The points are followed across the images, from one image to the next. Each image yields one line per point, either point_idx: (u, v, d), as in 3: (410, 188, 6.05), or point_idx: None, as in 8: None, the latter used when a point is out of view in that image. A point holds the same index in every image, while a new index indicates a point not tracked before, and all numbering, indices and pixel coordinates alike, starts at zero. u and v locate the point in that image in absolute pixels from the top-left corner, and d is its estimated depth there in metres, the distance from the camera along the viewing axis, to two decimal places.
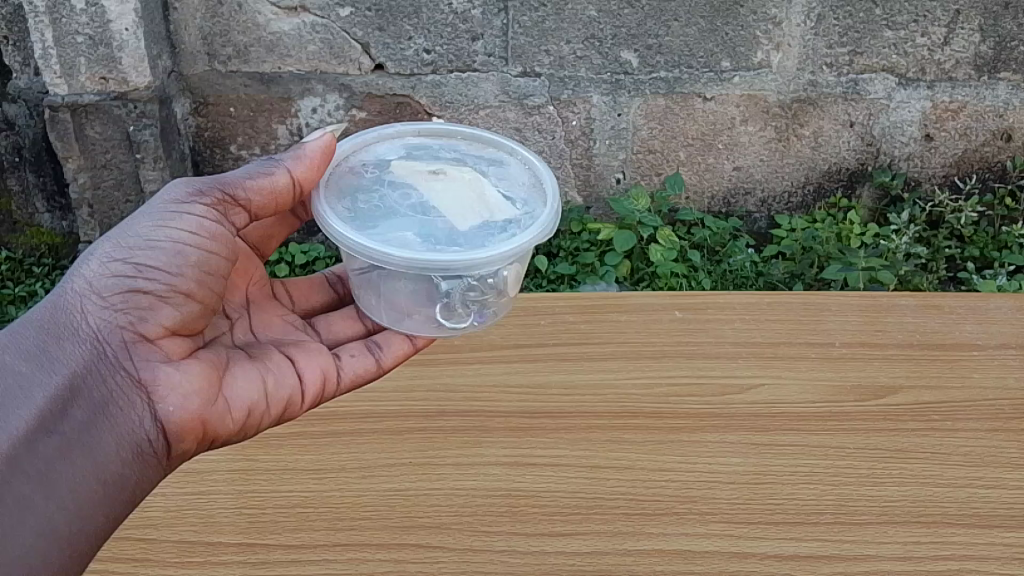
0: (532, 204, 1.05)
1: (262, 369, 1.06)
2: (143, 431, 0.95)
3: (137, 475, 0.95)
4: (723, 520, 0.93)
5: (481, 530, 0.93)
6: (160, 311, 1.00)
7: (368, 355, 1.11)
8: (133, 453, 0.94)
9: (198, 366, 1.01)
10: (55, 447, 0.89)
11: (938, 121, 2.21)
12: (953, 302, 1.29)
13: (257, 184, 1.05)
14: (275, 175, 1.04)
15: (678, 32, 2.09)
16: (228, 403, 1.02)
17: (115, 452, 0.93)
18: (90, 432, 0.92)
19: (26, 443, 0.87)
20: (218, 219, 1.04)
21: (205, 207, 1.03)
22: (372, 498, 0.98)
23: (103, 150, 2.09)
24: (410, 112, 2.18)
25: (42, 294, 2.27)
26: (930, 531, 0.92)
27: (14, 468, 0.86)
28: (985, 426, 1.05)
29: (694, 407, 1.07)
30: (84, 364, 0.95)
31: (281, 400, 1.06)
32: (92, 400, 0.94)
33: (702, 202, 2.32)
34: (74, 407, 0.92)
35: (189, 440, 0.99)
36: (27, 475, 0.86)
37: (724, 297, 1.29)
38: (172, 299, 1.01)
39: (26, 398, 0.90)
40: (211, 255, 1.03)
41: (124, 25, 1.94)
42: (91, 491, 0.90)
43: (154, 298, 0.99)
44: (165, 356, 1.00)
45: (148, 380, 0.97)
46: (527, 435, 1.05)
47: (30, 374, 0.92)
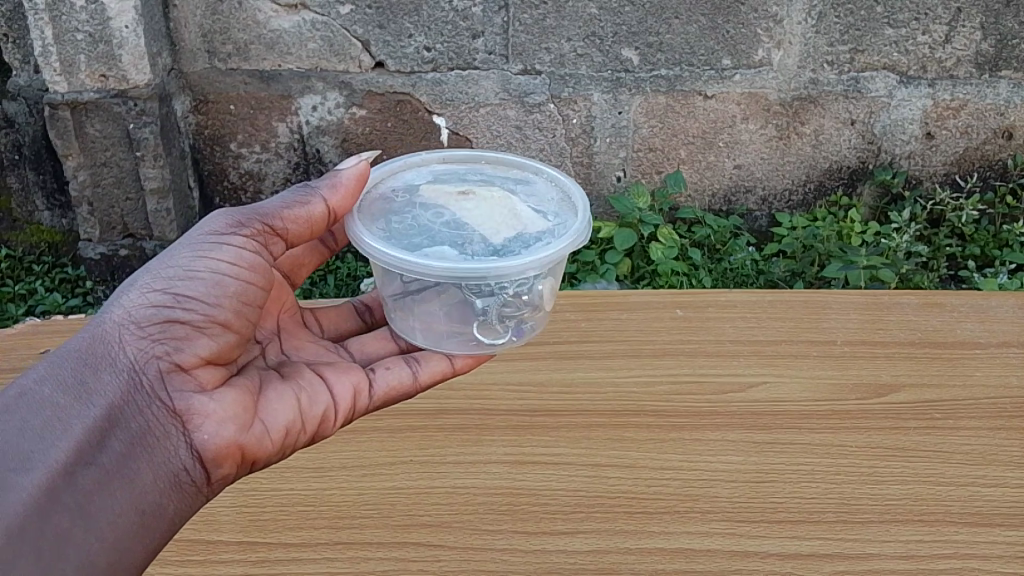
0: (563, 216, 1.04)
1: (295, 389, 1.01)
2: (181, 460, 0.89)
3: (174, 506, 0.88)
4: (724, 519, 0.92)
5: (481, 529, 0.93)
6: (198, 335, 0.94)
7: (403, 367, 1.05)
8: (170, 483, 0.88)
9: (235, 394, 0.95)
10: (92, 479, 0.83)
11: (940, 119, 2.21)
12: (954, 301, 1.29)
13: (294, 212, 1.02)
14: (312, 203, 1.01)
15: (679, 30, 2.08)
16: (265, 426, 0.96)
17: (152, 482, 0.87)
18: (126, 463, 0.86)
19: (61, 476, 0.81)
20: (258, 249, 1.00)
21: (245, 233, 0.99)
22: (373, 496, 0.98)
23: (103, 148, 2.09)
24: (410, 110, 2.18)
25: (41, 292, 2.27)
26: (931, 529, 0.91)
27: (49, 503, 0.80)
28: (987, 425, 1.05)
29: (695, 405, 1.07)
30: (120, 395, 0.88)
31: (317, 416, 1.00)
32: (130, 431, 0.88)
33: (703, 201, 2.32)
34: (110, 438, 0.86)
35: (226, 465, 0.93)
36: (63, 507, 0.80)
37: (725, 296, 1.29)
38: (211, 323, 0.95)
39: (61, 432, 0.84)
40: (250, 278, 0.98)
41: (124, 23, 1.94)
42: (128, 523, 0.84)
43: (192, 322, 0.93)
44: (203, 380, 0.94)
45: (186, 405, 0.91)
46: (528, 433, 1.04)
47: (64, 406, 0.85)
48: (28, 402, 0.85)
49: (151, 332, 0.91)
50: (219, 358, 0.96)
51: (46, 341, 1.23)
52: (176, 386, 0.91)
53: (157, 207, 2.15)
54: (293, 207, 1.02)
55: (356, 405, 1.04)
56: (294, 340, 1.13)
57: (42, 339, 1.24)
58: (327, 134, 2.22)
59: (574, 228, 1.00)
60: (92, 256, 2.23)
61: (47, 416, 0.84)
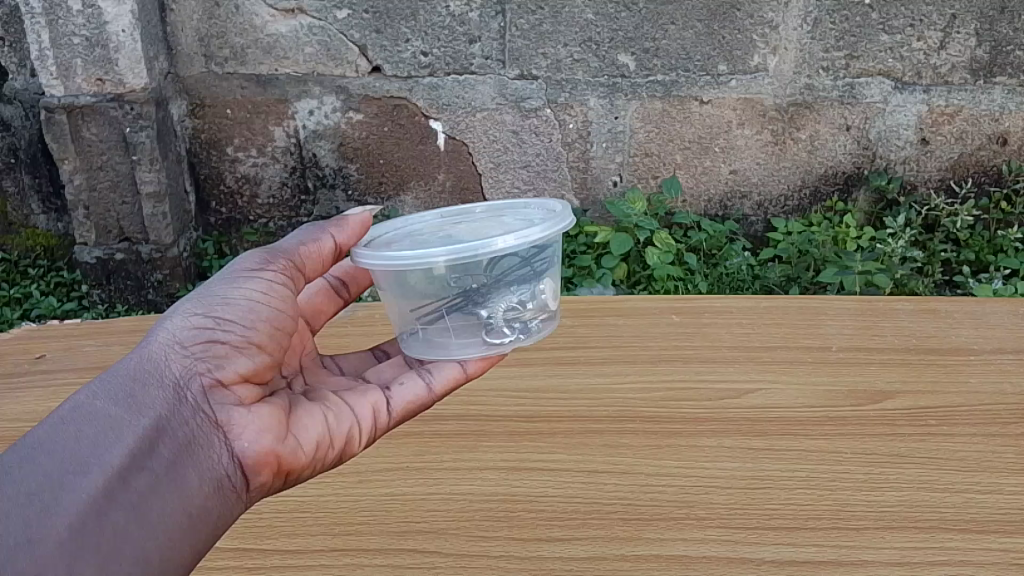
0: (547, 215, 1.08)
1: (323, 406, 0.96)
2: (225, 466, 0.83)
3: (220, 509, 0.81)
4: (721, 526, 0.92)
5: (476, 535, 0.92)
6: (235, 353, 0.88)
7: (417, 380, 1.02)
8: (216, 488, 0.81)
9: (270, 409, 0.90)
10: (146, 482, 0.75)
11: (934, 126, 2.22)
12: (949, 309, 1.29)
13: (310, 249, 1.01)
14: (321, 237, 1.03)
15: (675, 35, 2.09)
16: (299, 441, 0.90)
17: (201, 487, 0.80)
18: (177, 467, 0.78)
19: (119, 476, 0.73)
20: (288, 284, 0.96)
21: (274, 268, 0.95)
22: (369, 503, 0.97)
23: (99, 152, 2.09)
24: (408, 114, 2.19)
25: (37, 295, 2.27)
26: (927, 536, 0.90)
27: (106, 503, 0.72)
28: (983, 431, 1.04)
29: (690, 411, 1.07)
30: (167, 404, 0.80)
31: (345, 432, 0.96)
32: (178, 437, 0.80)
33: (698, 206, 2.33)
34: (161, 443, 0.78)
35: (265, 474, 0.87)
36: (121, 507, 0.73)
37: (720, 303, 1.30)
38: (249, 339, 0.89)
39: (115, 438, 0.75)
40: (283, 298, 0.94)
41: (121, 26, 1.94)
42: (180, 525, 0.77)
43: (231, 340, 0.87)
44: (241, 395, 0.88)
45: (228, 416, 0.85)
46: (524, 440, 1.04)
47: (114, 413, 0.77)
48: (72, 413, 0.75)
49: (189, 344, 0.85)
50: (256, 374, 0.90)
51: (44, 346, 1.23)
52: (219, 398, 0.85)
53: (153, 211, 2.15)
54: (306, 244, 1.01)
55: (379, 421, 0.99)
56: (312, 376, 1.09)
57: (42, 344, 1.24)
58: (324, 138, 2.23)
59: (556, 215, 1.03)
60: (88, 260, 2.23)
61: (98, 423, 0.75)
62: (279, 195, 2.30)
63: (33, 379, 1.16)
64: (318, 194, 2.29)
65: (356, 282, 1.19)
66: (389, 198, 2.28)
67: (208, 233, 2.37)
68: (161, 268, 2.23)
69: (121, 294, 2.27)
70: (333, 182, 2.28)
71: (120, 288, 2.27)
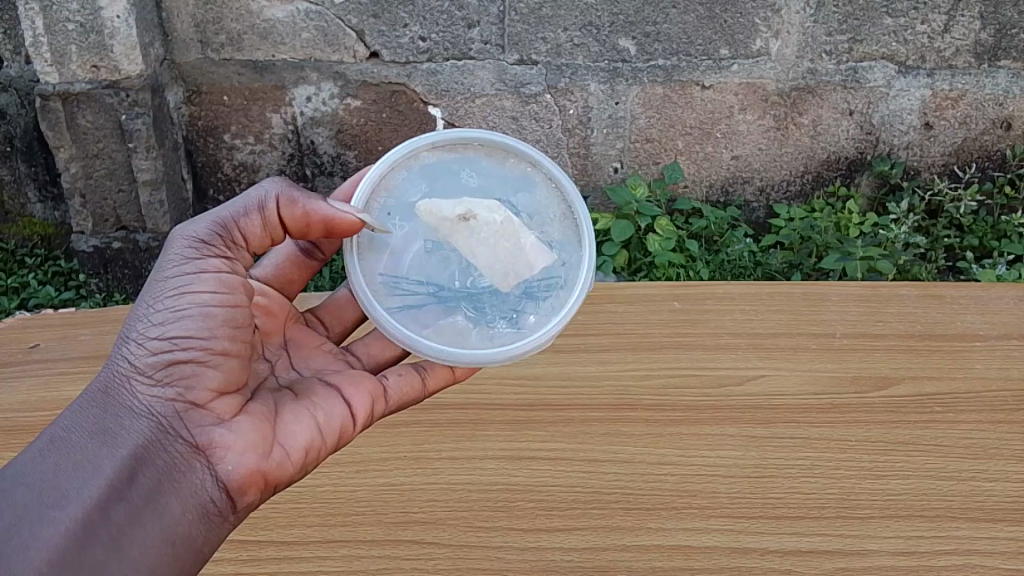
0: (566, 246, 1.02)
1: (311, 405, 0.96)
2: (209, 491, 0.85)
3: (206, 534, 0.84)
4: (724, 515, 0.91)
5: (476, 526, 0.91)
6: (204, 367, 0.88)
7: (413, 373, 1.01)
8: (200, 514, 0.84)
9: (251, 420, 0.90)
10: (123, 514, 0.78)
11: (938, 110, 2.20)
12: (954, 293, 1.26)
13: (250, 220, 0.95)
14: (264, 203, 0.95)
15: (677, 19, 2.06)
16: (285, 450, 0.91)
17: (182, 513, 0.82)
18: (155, 497, 0.81)
19: (95, 510, 0.77)
20: (233, 270, 0.92)
21: (215, 254, 0.91)
22: (366, 493, 0.96)
23: (95, 140, 2.07)
24: (406, 101, 2.17)
25: (34, 285, 2.26)
26: (932, 525, 0.90)
27: (83, 537, 0.75)
28: (989, 417, 1.03)
29: (693, 399, 1.05)
30: (141, 434, 0.83)
31: (336, 429, 0.95)
32: (156, 467, 0.83)
33: (700, 192, 2.31)
34: (139, 473, 0.81)
35: (253, 492, 0.87)
36: (100, 540, 0.76)
37: (723, 288, 1.25)
38: (213, 349, 0.88)
39: (90, 471, 0.79)
40: (234, 291, 0.91)
41: (116, 12, 1.92)
42: (161, 554, 0.79)
43: (196, 354, 0.87)
44: (220, 412, 0.89)
45: (207, 436, 0.86)
46: (523, 429, 1.02)
47: (88, 448, 0.81)
48: (50, 448, 0.80)
49: (158, 368, 0.86)
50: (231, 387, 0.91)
51: (34, 335, 1.21)
52: (196, 420, 0.86)
53: (151, 199, 2.14)
54: (248, 214, 0.95)
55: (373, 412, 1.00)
56: (301, 352, 1.07)
57: (31, 333, 1.21)
58: (322, 125, 2.21)
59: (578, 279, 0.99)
60: (85, 249, 2.22)
61: (72, 460, 0.79)
62: None
63: (20, 371, 1.14)
64: (316, 181, 2.28)
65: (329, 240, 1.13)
66: None
67: None
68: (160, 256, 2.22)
69: (119, 283, 2.26)
70: (331, 169, 2.27)
71: (118, 277, 2.26)
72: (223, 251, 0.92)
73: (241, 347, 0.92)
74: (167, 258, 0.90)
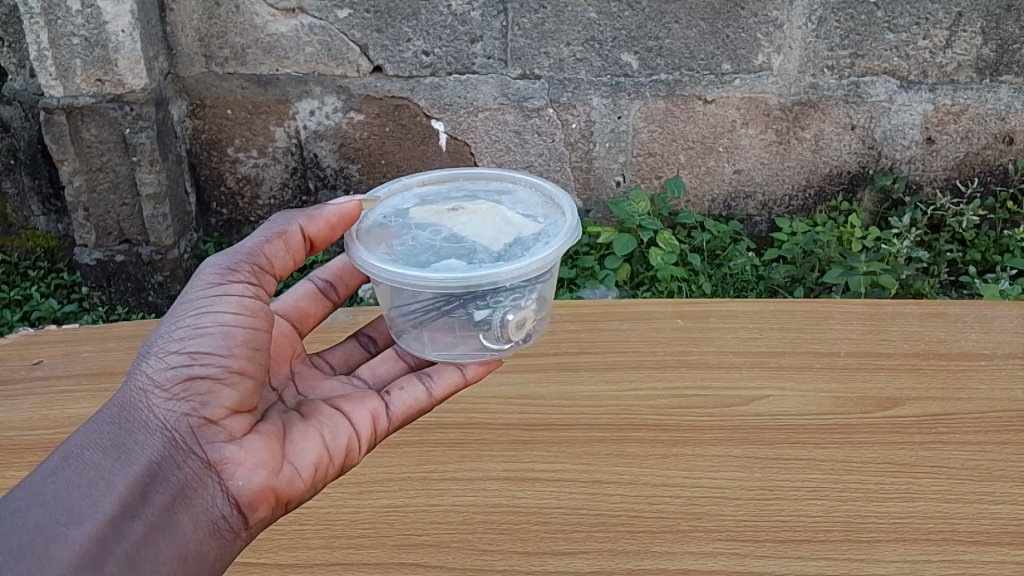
0: (552, 216, 1.02)
1: (317, 424, 0.96)
2: (220, 508, 0.85)
3: (216, 550, 0.84)
4: (728, 538, 0.90)
5: (479, 549, 0.90)
6: (220, 386, 0.88)
7: (417, 385, 1.01)
8: (211, 530, 0.84)
9: (262, 439, 0.91)
10: (137, 531, 0.79)
11: (940, 125, 2.20)
12: (957, 311, 1.25)
13: (275, 246, 0.97)
14: (287, 230, 0.98)
15: (679, 34, 2.07)
16: (295, 468, 0.91)
17: (194, 530, 0.83)
18: (168, 515, 0.82)
19: (108, 527, 0.77)
20: (256, 294, 0.93)
21: (239, 277, 0.93)
22: (369, 515, 0.95)
23: (99, 153, 2.08)
24: (409, 114, 2.17)
25: (37, 298, 2.26)
26: (939, 548, 0.88)
27: (98, 554, 0.76)
28: (993, 439, 1.02)
29: (695, 420, 1.04)
30: (155, 451, 0.84)
31: (342, 446, 0.95)
32: (169, 484, 0.83)
33: (702, 206, 2.31)
34: (152, 490, 0.82)
35: (264, 509, 0.88)
36: (113, 558, 0.77)
37: (726, 306, 1.25)
38: (229, 368, 0.89)
39: (105, 488, 0.79)
40: (255, 315, 0.91)
41: (120, 27, 1.93)
42: (174, 570, 0.80)
43: (212, 372, 0.87)
44: (232, 430, 0.89)
45: (220, 454, 0.87)
46: (527, 450, 1.01)
47: (103, 465, 0.81)
48: (66, 465, 0.80)
49: (174, 385, 0.86)
50: (244, 405, 0.91)
51: (38, 351, 1.21)
52: (209, 437, 0.87)
53: (154, 213, 2.14)
54: (271, 241, 0.98)
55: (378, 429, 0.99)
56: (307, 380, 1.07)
57: (36, 349, 1.22)
58: (325, 138, 2.22)
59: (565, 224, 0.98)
60: (88, 262, 2.22)
61: (88, 476, 0.79)
62: (280, 195, 2.29)
63: (24, 388, 1.14)
64: (319, 194, 2.29)
65: (346, 283, 1.17)
66: None
67: (208, 234, 2.36)
68: (162, 270, 2.22)
69: (122, 296, 2.26)
70: (334, 182, 2.27)
71: (120, 290, 2.26)
72: (248, 276, 0.94)
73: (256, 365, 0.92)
74: (192, 286, 0.92)
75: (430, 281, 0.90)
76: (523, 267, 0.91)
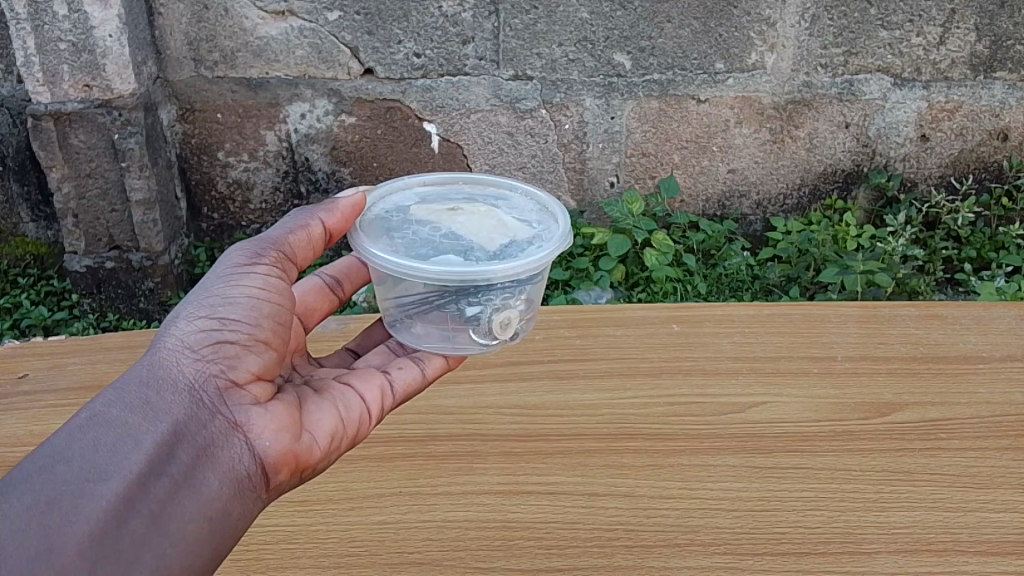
0: (548, 224, 1.00)
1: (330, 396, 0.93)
2: (246, 466, 0.79)
3: (241, 511, 0.78)
4: (727, 552, 0.82)
5: (473, 567, 0.83)
6: (246, 351, 0.84)
7: (411, 365, 1.00)
8: (236, 488, 0.78)
9: (282, 406, 0.86)
10: (165, 489, 0.72)
11: (934, 122, 2.19)
12: (954, 312, 1.23)
13: (298, 238, 0.94)
14: (309, 223, 0.95)
15: (671, 34, 2.06)
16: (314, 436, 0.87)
17: (221, 487, 0.77)
18: (196, 471, 0.75)
19: (138, 483, 0.71)
20: (280, 277, 0.91)
21: (266, 262, 0.90)
22: (361, 531, 0.87)
23: (88, 159, 2.05)
24: (401, 117, 2.16)
25: (28, 305, 2.25)
26: (940, 560, 0.81)
27: (125, 512, 0.69)
28: (992, 444, 0.96)
29: (693, 427, 0.98)
30: (183, 409, 0.77)
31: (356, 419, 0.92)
32: (195, 442, 0.77)
33: (696, 206, 2.30)
34: (179, 448, 0.75)
35: (284, 473, 0.83)
36: (140, 513, 0.70)
37: (722, 310, 1.22)
38: (256, 336, 0.85)
39: (132, 444, 0.72)
40: (280, 293, 0.89)
41: (108, 32, 1.91)
42: (201, 530, 0.74)
43: (240, 339, 0.84)
44: (255, 394, 0.84)
45: (246, 417, 0.81)
46: (520, 461, 0.95)
47: (130, 422, 0.74)
48: (89, 424, 0.72)
49: (200, 347, 0.82)
50: (265, 372, 0.87)
51: (23, 365, 1.19)
52: (235, 398, 0.82)
53: (144, 218, 2.13)
54: (293, 232, 0.94)
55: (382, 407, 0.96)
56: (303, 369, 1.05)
57: (21, 363, 1.19)
58: (316, 142, 2.20)
59: (564, 230, 0.97)
60: (78, 269, 2.19)
61: (115, 433, 0.72)
62: (271, 200, 2.28)
63: (6, 404, 1.11)
64: (312, 197, 2.27)
65: (351, 281, 1.15)
66: None
67: (200, 239, 2.35)
68: (153, 276, 2.20)
69: (112, 302, 2.25)
70: (326, 185, 2.25)
71: (111, 296, 2.24)
72: (274, 264, 0.91)
73: (275, 338, 0.88)
74: (220, 267, 0.89)
75: (428, 273, 0.89)
76: (519, 267, 0.90)
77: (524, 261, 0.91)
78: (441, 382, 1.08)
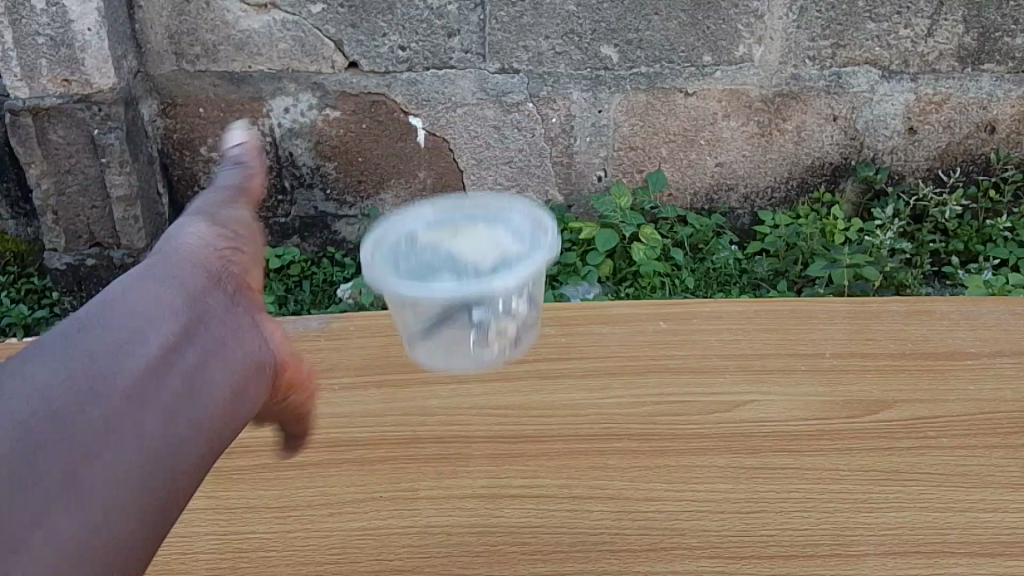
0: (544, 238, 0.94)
1: None
2: (249, 356, 0.77)
3: (252, 399, 0.75)
4: (715, 555, 0.78)
5: (455, 573, 0.78)
6: (228, 278, 0.83)
7: None
8: (245, 376, 0.75)
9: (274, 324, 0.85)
10: (180, 365, 0.69)
11: (923, 114, 2.19)
12: (942, 309, 1.20)
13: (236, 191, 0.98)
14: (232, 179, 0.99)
15: (659, 25, 2.04)
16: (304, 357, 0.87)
17: (231, 372, 0.74)
18: (206, 357, 0.73)
19: (155, 357, 0.68)
20: (241, 226, 0.93)
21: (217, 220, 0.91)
22: (342, 538, 0.81)
23: (66, 156, 2.03)
24: (386, 110, 2.13)
25: (5, 303, 2.21)
26: (929, 562, 0.77)
27: (149, 381, 0.66)
28: (983, 442, 0.93)
29: (680, 427, 0.95)
30: (178, 306, 0.75)
31: None
32: (199, 331, 0.74)
33: (683, 200, 2.29)
34: (185, 335, 0.72)
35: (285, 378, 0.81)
36: (163, 384, 0.67)
37: (710, 307, 1.19)
38: (232, 271, 0.85)
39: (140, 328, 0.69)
40: (239, 237, 0.90)
41: (87, 25, 1.87)
42: (220, 406, 0.70)
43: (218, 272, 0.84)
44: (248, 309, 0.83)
45: (236, 334, 0.77)
46: (505, 463, 0.90)
47: (131, 312, 0.71)
48: (91, 316, 0.69)
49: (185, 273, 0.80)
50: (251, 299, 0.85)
51: None
52: (227, 306, 0.79)
53: (126, 215, 2.10)
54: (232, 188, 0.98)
55: None
56: None
57: None
58: (300, 136, 2.18)
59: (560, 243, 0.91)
60: (58, 266, 2.17)
61: (118, 321, 0.69)
62: None
63: None
64: (295, 193, 2.26)
65: None
66: (369, 198, 2.26)
67: None
68: None
69: (91, 301, 2.21)
70: (310, 181, 2.24)
71: (92, 295, 2.21)
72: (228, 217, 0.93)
73: (235, 268, 0.86)
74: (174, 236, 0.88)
75: (450, 291, 0.84)
76: (540, 259, 0.88)
77: (541, 251, 0.89)
78: (425, 382, 1.03)
